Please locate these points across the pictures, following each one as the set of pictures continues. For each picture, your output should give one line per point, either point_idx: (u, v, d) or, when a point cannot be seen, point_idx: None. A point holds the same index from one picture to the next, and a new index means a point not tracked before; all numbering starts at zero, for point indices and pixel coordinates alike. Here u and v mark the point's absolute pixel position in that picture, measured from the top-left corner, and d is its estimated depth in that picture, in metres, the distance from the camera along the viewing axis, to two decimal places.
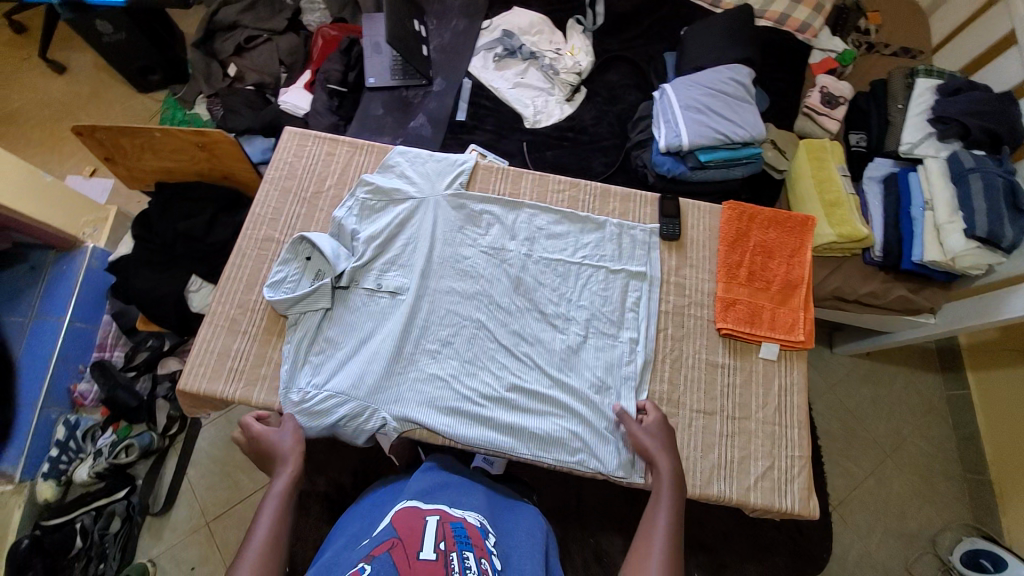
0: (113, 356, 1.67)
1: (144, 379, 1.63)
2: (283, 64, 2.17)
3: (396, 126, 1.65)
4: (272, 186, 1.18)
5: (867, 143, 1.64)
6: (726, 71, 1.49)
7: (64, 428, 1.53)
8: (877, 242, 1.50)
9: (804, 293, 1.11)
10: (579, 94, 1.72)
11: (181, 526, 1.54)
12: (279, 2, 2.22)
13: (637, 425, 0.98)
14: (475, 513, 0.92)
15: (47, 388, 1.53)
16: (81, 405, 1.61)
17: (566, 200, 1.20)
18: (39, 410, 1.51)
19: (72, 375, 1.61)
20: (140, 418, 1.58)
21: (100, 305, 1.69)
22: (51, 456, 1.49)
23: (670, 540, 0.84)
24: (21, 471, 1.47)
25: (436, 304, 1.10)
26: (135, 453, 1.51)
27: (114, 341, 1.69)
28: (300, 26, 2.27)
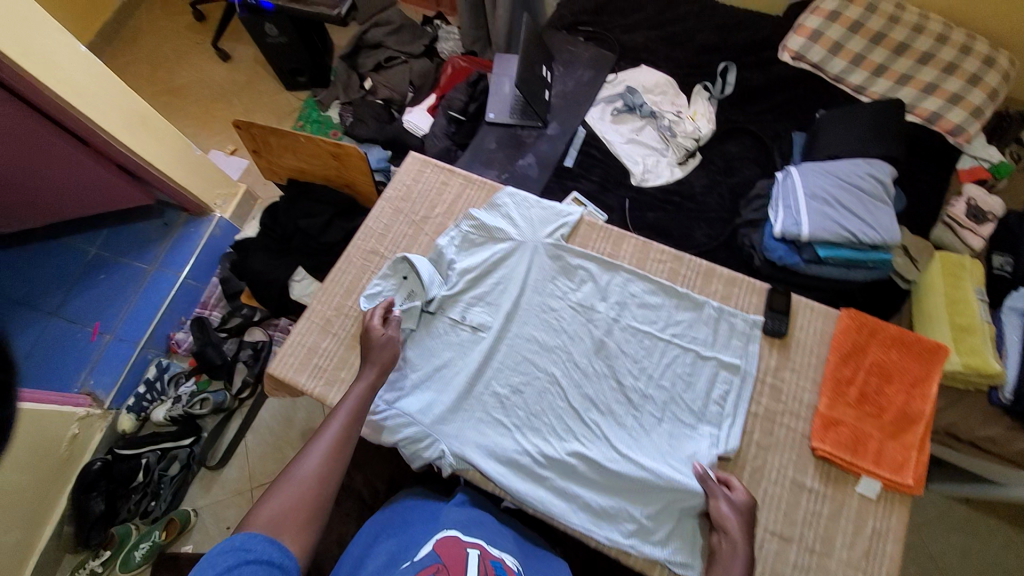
0: (211, 315, 1.84)
1: (232, 341, 1.77)
2: (412, 85, 2.35)
3: (505, 161, 1.72)
4: (387, 205, 1.26)
5: (1013, 270, 1.46)
6: (862, 164, 1.39)
7: (156, 368, 1.72)
8: (1009, 382, 1.29)
9: (922, 432, 0.97)
10: (693, 160, 1.68)
11: (228, 485, 1.64)
12: (421, 31, 2.44)
13: (723, 499, 0.91)
14: (511, 557, 0.91)
15: (150, 332, 1.71)
16: (174, 351, 1.79)
17: (666, 272, 1.17)
18: (140, 349, 1.69)
19: (174, 324, 1.79)
20: (220, 376, 1.69)
21: (211, 268, 1.88)
22: (138, 392, 1.67)
23: None
24: (111, 399, 1.63)
25: (515, 348, 1.10)
26: (208, 407, 1.63)
27: (214, 302, 1.87)
28: (434, 53, 2.45)
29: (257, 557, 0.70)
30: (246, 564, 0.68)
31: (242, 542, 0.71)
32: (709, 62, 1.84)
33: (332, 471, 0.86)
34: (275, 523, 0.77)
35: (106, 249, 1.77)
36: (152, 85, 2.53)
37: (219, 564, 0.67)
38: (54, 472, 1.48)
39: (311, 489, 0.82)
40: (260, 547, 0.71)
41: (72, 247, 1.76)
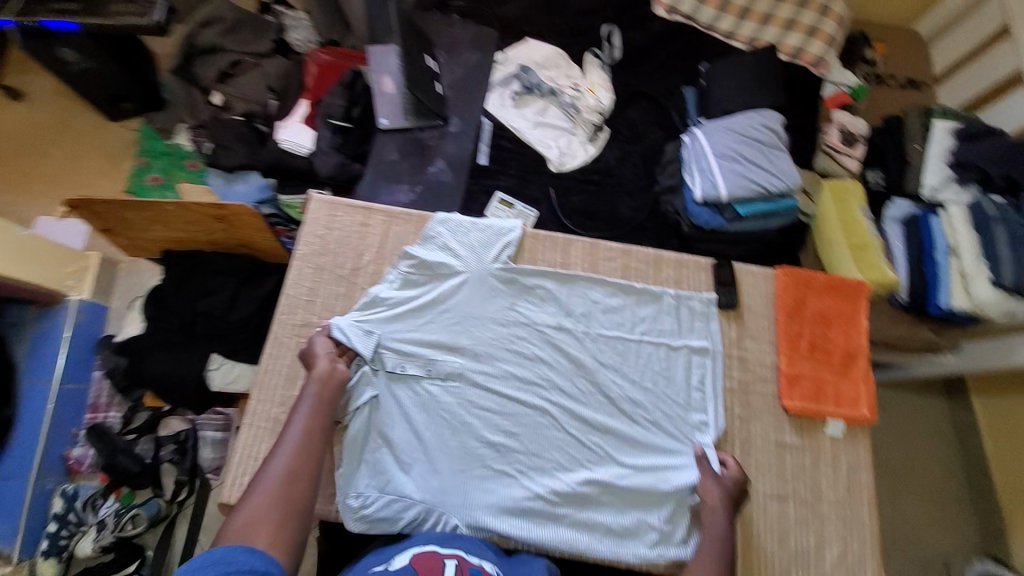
0: (109, 418, 1.47)
1: (145, 440, 1.44)
2: (271, 91, 1.98)
3: (413, 172, 1.55)
4: (303, 264, 1.07)
5: (886, 182, 1.68)
6: (757, 117, 1.46)
7: (61, 499, 1.38)
8: (902, 285, 1.53)
9: (862, 367, 1.10)
10: (602, 134, 1.66)
11: None
12: (262, 22, 2.05)
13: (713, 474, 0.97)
14: (490, 562, 0.84)
15: (40, 457, 1.36)
16: (77, 472, 1.45)
17: (619, 269, 1.15)
18: (34, 481, 1.35)
19: (66, 440, 1.43)
20: (144, 484, 1.38)
21: (92, 360, 1.50)
22: (49, 533, 1.34)
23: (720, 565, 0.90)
24: (19, 550, 1.31)
25: (495, 389, 1.03)
26: (142, 524, 1.34)
27: (109, 400, 1.49)
28: (287, 48, 2.10)
29: (238, 567, 0.66)
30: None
31: (224, 555, 0.67)
32: (592, 25, 1.79)
33: (300, 471, 0.83)
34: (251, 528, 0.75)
35: None
36: None
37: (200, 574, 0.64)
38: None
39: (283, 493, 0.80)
40: (240, 552, 0.69)
41: None
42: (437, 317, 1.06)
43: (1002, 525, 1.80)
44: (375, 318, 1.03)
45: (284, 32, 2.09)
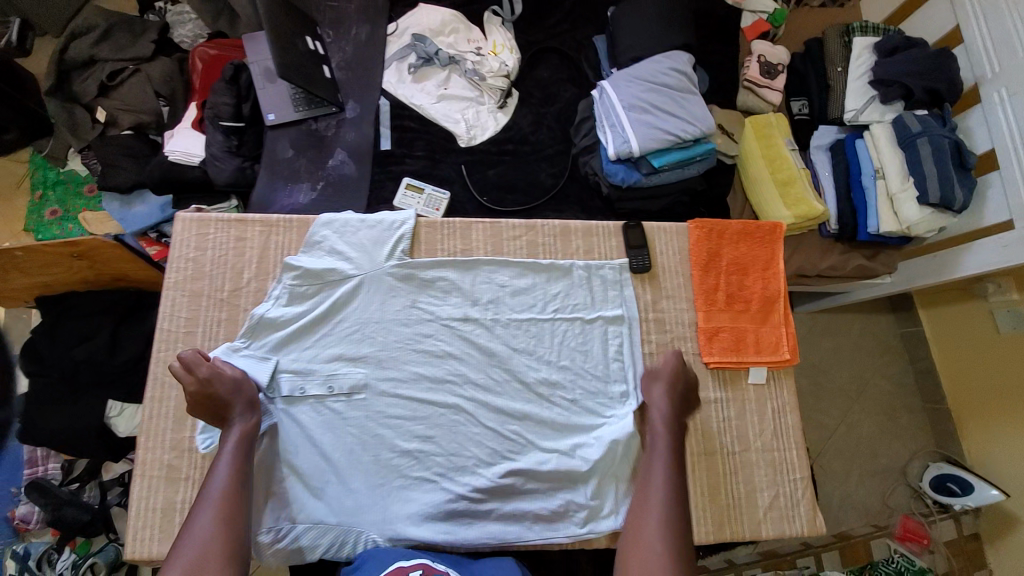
0: (48, 471, 1.40)
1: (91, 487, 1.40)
2: (161, 96, 1.81)
3: (312, 168, 1.42)
4: (177, 293, 0.99)
5: (810, 109, 1.60)
6: (664, 60, 1.37)
7: (15, 558, 1.34)
8: (832, 216, 1.49)
9: (782, 307, 1.09)
10: (512, 99, 1.55)
11: None
12: (139, 22, 1.84)
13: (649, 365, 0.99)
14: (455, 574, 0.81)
15: None
16: (25, 530, 1.40)
17: (525, 247, 1.09)
18: None
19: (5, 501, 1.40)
20: (97, 531, 1.36)
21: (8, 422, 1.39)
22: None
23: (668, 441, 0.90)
24: None
25: (403, 395, 0.97)
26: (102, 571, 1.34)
27: (45, 454, 1.42)
28: (172, 46, 1.89)
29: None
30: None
31: None
32: None
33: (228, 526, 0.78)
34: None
35: None
36: None
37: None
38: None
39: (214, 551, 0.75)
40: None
41: None
42: (334, 329, 0.99)
43: (953, 427, 1.84)
44: (267, 341, 0.97)
45: (168, 30, 1.89)
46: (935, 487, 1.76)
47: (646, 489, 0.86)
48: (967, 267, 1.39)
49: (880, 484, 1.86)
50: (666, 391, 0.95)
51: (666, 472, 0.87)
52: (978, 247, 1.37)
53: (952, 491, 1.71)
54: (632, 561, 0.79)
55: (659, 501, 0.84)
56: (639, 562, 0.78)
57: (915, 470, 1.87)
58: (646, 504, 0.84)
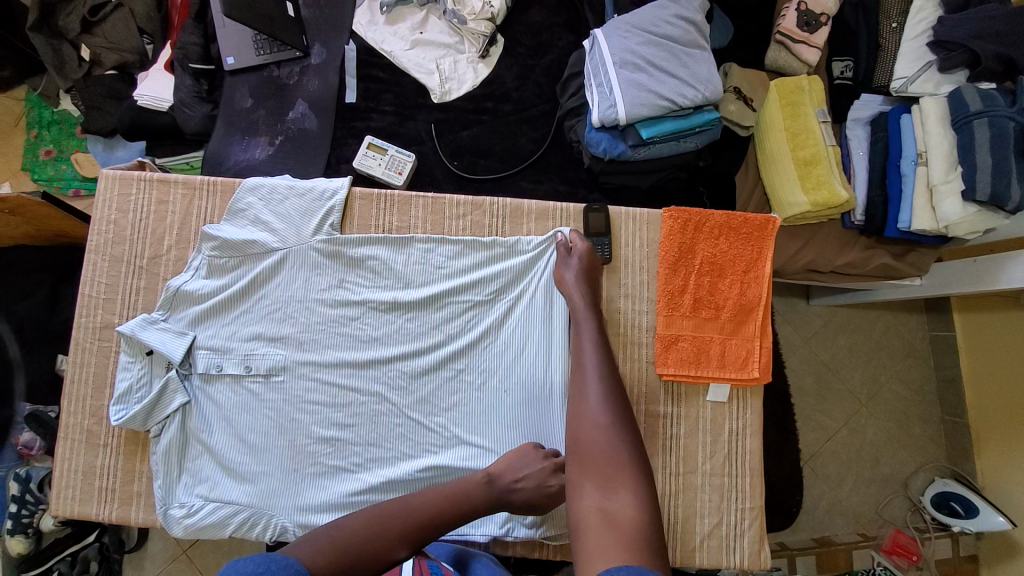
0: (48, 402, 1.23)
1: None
2: (146, 35, 1.55)
3: (271, 120, 1.32)
4: (98, 257, 0.96)
5: (853, 73, 1.34)
6: (669, 5, 1.15)
7: (15, 482, 1.16)
8: (859, 203, 1.28)
9: (761, 318, 0.94)
10: (496, 47, 1.36)
11: (159, 555, 1.31)
12: None
13: (562, 259, 0.92)
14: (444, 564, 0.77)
15: None
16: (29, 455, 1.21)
17: (469, 226, 0.98)
18: None
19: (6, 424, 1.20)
20: None
21: None
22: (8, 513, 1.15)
23: (601, 350, 0.84)
24: None
25: (323, 380, 0.92)
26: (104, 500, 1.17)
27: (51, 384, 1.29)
28: None
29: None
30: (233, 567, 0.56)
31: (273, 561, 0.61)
32: None
33: (382, 552, 0.72)
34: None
35: None
36: None
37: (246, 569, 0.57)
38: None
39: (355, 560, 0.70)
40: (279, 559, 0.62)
41: None
42: (254, 306, 0.93)
43: (970, 445, 1.65)
44: (186, 314, 0.93)
45: None
46: (936, 504, 1.59)
47: (580, 371, 0.83)
48: (1011, 278, 1.19)
49: (876, 495, 1.68)
50: (578, 278, 0.90)
51: (597, 354, 0.84)
52: None
53: (954, 511, 1.54)
54: (583, 442, 0.76)
55: (595, 378, 0.81)
56: (587, 439, 0.75)
57: (917, 483, 1.69)
58: (582, 376, 0.82)
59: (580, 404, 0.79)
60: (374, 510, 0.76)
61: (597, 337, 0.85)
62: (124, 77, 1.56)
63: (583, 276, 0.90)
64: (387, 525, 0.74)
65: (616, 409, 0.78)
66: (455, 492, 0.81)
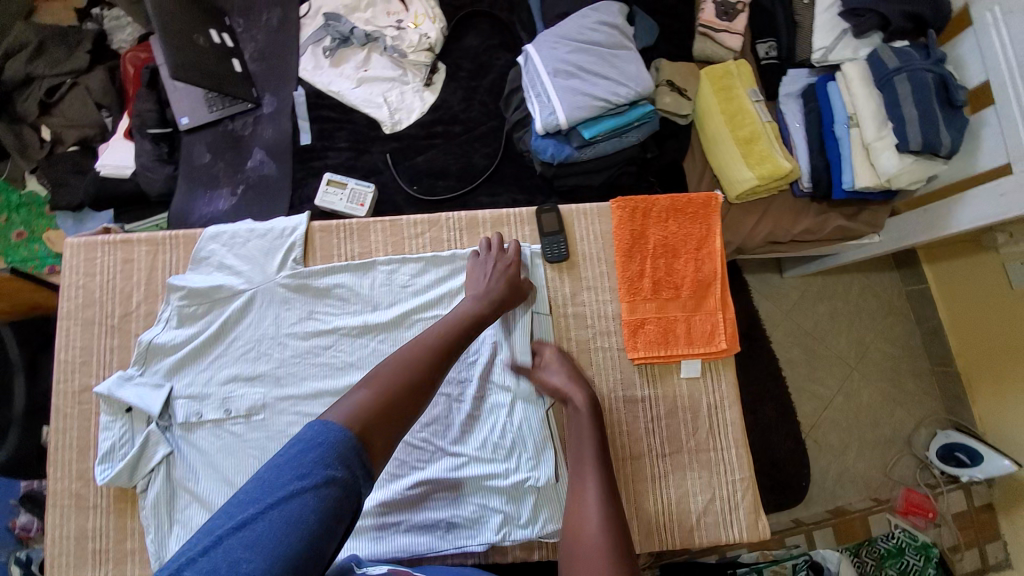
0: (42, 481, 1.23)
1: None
2: (104, 108, 1.59)
3: (231, 171, 1.36)
4: (71, 321, 0.98)
5: (778, 52, 1.42)
6: (591, 13, 1.22)
7: (16, 566, 1.18)
8: (804, 171, 1.33)
9: (719, 291, 0.97)
10: (438, 75, 1.43)
11: None
12: (74, 32, 1.58)
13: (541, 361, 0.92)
14: None
15: None
16: (29, 538, 1.23)
17: (429, 243, 1.01)
18: None
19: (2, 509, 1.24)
20: None
21: None
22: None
23: (600, 462, 0.82)
24: None
25: (304, 412, 0.92)
26: None
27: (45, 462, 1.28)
28: (111, 55, 1.64)
29: (342, 475, 0.59)
30: (293, 493, 0.56)
31: (325, 437, 0.60)
32: None
33: (423, 385, 0.73)
34: (372, 431, 0.64)
35: None
36: None
37: (306, 465, 0.58)
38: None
39: (401, 398, 0.69)
40: (336, 432, 0.61)
41: None
42: (226, 350, 0.94)
43: (963, 392, 1.67)
44: (160, 367, 0.94)
45: (106, 37, 1.63)
46: (942, 458, 1.59)
47: (579, 486, 0.81)
48: (961, 221, 1.23)
49: (881, 454, 1.69)
50: (571, 379, 0.89)
51: (597, 467, 0.81)
52: (969, 197, 1.21)
53: (960, 461, 1.54)
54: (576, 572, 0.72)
55: (592, 497, 0.78)
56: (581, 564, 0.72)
57: (920, 441, 1.70)
58: (579, 492, 0.80)
59: (577, 525, 0.76)
60: (413, 350, 0.77)
61: (597, 446, 0.84)
62: (87, 151, 1.59)
63: (570, 376, 0.90)
64: (420, 362, 0.75)
65: (615, 531, 0.75)
66: (459, 316, 0.84)
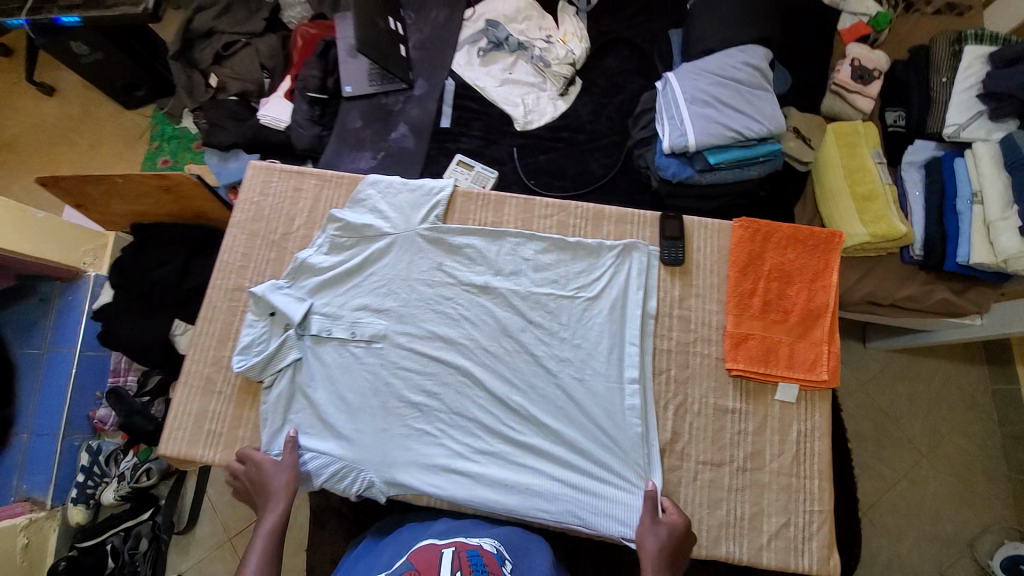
0: (127, 381, 1.87)
1: (158, 402, 1.84)
2: (264, 68, 2.05)
3: (376, 138, 1.53)
4: (239, 231, 1.11)
5: (906, 122, 1.42)
6: (738, 53, 1.30)
7: (89, 453, 1.71)
8: (917, 239, 1.34)
9: (828, 323, 0.99)
10: (574, 87, 1.55)
11: (204, 543, 1.77)
12: (256, 2, 2.10)
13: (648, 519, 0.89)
14: (491, 541, 0.85)
15: (67, 418, 1.71)
16: (101, 430, 1.78)
17: (555, 225, 1.10)
18: (62, 439, 1.67)
19: (90, 401, 1.78)
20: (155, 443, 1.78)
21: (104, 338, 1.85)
22: (78, 482, 1.68)
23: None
24: (52, 497, 1.65)
25: (417, 350, 1.02)
26: (152, 476, 1.72)
27: (126, 367, 1.89)
28: (279, 26, 2.15)
29: None
30: None
31: None
32: None
33: None
34: None
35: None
36: None
37: None
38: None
39: None
40: None
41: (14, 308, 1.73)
42: (363, 281, 1.06)
43: None
44: (306, 284, 1.06)
45: (278, 11, 2.14)
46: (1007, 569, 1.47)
47: None
48: None
49: (938, 553, 1.58)
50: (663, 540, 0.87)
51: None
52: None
53: None
54: None
55: None
56: None
57: (984, 545, 1.57)
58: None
59: None
60: None
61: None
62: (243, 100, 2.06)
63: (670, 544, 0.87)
64: None
65: None
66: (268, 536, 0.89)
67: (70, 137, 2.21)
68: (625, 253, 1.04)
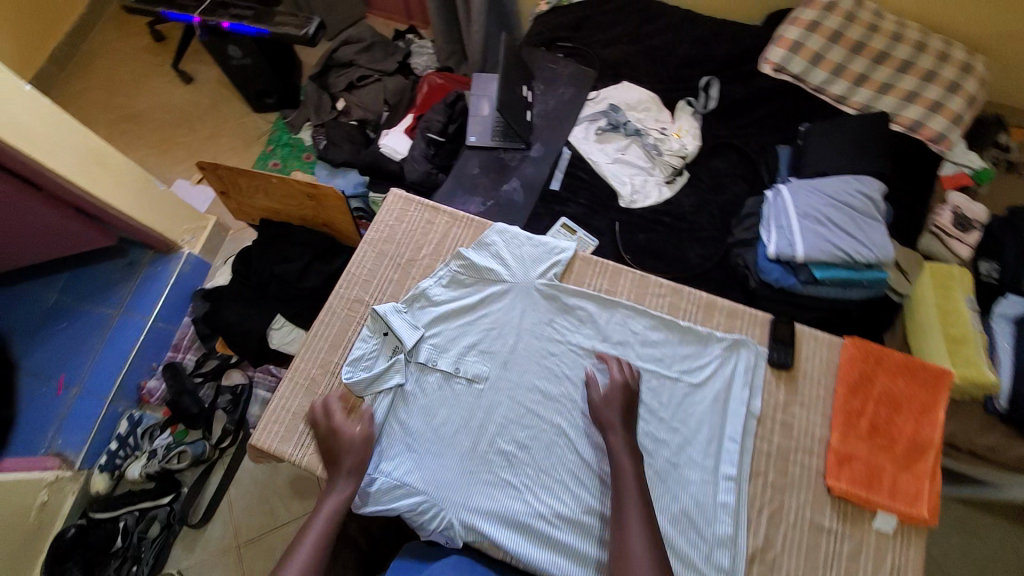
0: (184, 358, 1.87)
1: (208, 386, 1.81)
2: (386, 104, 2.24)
3: (489, 188, 1.65)
4: (368, 248, 1.19)
5: (1001, 274, 1.42)
6: (852, 182, 1.37)
7: (128, 422, 1.74)
8: (1004, 390, 1.28)
9: (935, 462, 0.97)
10: (681, 178, 1.64)
11: (213, 544, 1.66)
12: (393, 46, 2.34)
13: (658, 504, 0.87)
14: None
15: (120, 384, 1.74)
16: (145, 401, 1.80)
17: (667, 306, 1.14)
18: (109, 402, 1.71)
19: (144, 371, 1.82)
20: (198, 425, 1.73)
21: (181, 309, 1.92)
22: (110, 449, 1.68)
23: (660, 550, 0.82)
24: (82, 460, 1.65)
25: (517, 400, 1.03)
26: (186, 460, 1.66)
27: (188, 345, 1.90)
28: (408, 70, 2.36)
29: None
30: None
31: None
32: (690, 76, 1.78)
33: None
34: None
35: (66, 294, 1.80)
36: (109, 113, 2.43)
37: None
38: (25, 544, 1.49)
39: None
40: None
41: (100, 270, 1.84)
42: (476, 319, 1.10)
43: None
44: (422, 312, 1.10)
45: (409, 57, 2.37)
46: None
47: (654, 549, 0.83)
48: None
49: None
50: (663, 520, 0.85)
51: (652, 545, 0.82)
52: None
53: None
54: None
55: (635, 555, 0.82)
56: None
57: None
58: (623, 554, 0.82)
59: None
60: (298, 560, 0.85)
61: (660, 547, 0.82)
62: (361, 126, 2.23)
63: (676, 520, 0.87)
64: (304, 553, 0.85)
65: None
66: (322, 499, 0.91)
67: (195, 123, 2.41)
68: (737, 348, 1.06)
